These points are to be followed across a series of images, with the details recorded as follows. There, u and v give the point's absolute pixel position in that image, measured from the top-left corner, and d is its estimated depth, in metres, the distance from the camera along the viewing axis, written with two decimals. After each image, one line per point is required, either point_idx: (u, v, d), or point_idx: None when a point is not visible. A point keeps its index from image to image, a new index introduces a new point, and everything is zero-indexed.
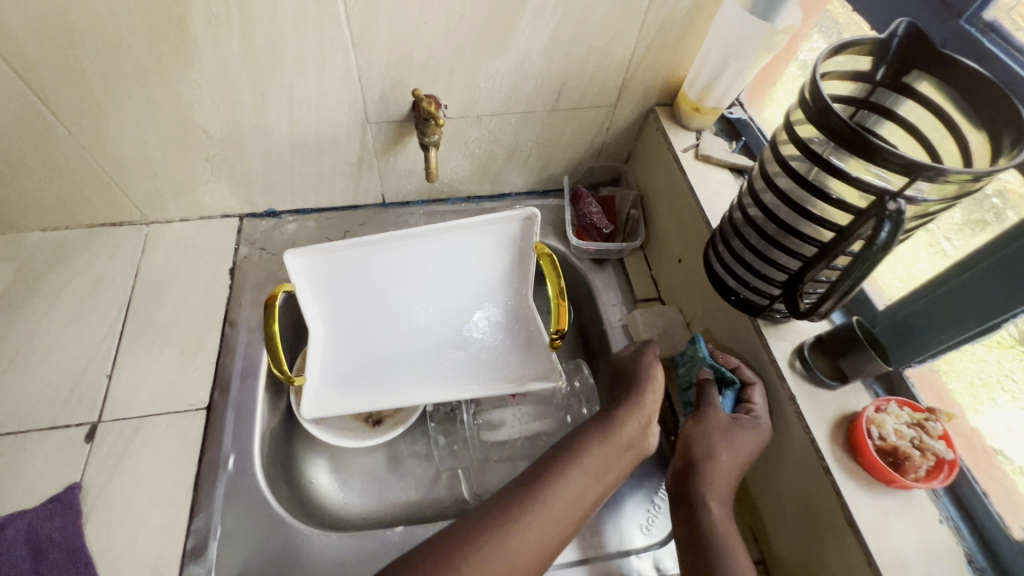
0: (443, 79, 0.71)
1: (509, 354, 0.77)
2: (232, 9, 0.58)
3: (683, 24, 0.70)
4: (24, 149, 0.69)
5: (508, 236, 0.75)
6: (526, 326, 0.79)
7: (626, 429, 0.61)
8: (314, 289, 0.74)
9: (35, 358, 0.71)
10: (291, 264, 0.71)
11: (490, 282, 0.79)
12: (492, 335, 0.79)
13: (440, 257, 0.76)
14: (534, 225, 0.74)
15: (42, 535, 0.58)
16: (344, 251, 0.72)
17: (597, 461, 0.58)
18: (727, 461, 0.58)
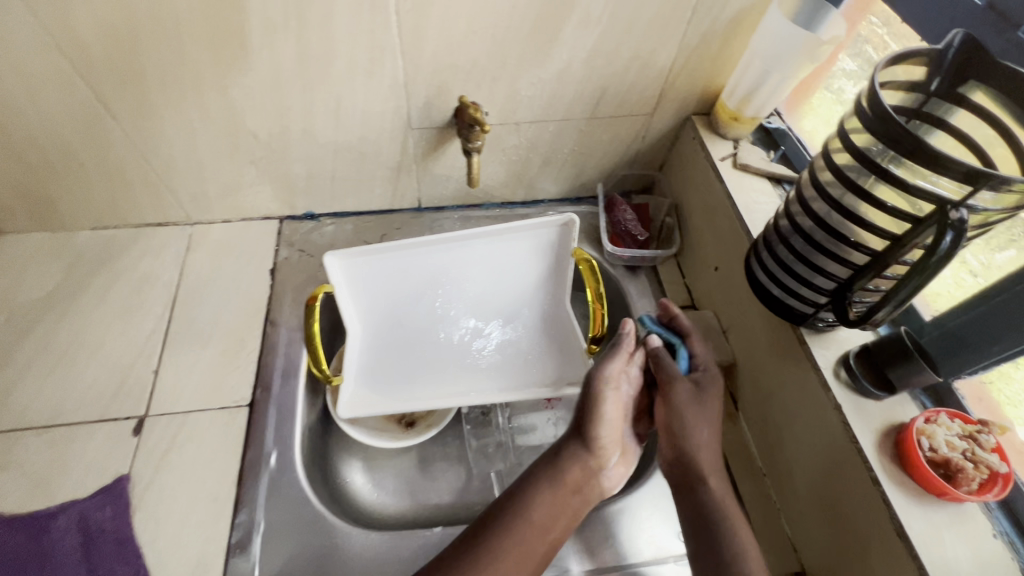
0: (487, 87, 0.72)
1: (543, 360, 0.77)
2: (289, 18, 0.60)
3: (725, 34, 0.71)
4: (82, 151, 0.71)
5: (546, 241, 0.78)
6: (561, 332, 0.79)
7: (571, 467, 0.62)
8: (353, 290, 0.76)
9: (85, 353, 0.73)
10: (331, 266, 0.73)
11: (525, 287, 0.80)
12: (526, 340, 0.79)
13: (476, 262, 0.78)
14: (571, 231, 0.76)
15: (94, 524, 0.60)
16: (384, 251, 0.75)
17: (545, 511, 0.59)
18: (704, 437, 0.59)
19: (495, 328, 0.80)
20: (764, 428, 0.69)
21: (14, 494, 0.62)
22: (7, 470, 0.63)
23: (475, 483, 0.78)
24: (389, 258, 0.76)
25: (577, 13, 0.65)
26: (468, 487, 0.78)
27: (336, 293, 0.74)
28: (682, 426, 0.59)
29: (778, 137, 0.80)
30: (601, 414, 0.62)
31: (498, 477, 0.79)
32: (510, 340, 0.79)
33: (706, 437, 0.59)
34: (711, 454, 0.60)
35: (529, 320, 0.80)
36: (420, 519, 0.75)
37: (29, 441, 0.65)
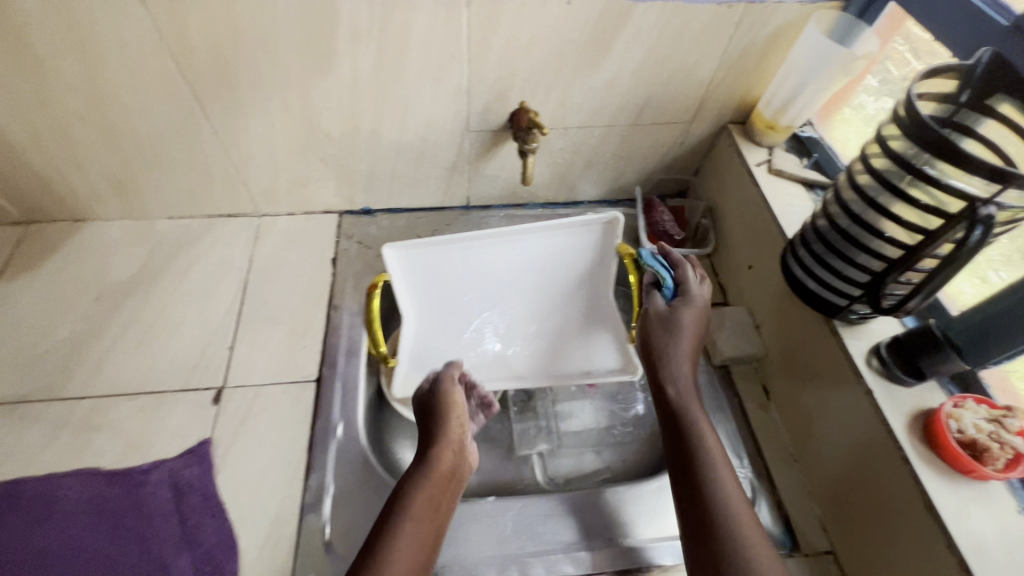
0: (541, 94, 0.78)
1: (584, 347, 0.83)
2: (373, 29, 0.66)
3: (765, 49, 0.76)
4: (173, 145, 0.78)
5: (591, 238, 0.81)
6: (598, 318, 0.85)
7: (443, 457, 0.62)
8: (408, 281, 0.81)
9: (167, 329, 0.80)
10: (389, 257, 0.79)
11: (570, 280, 0.85)
12: (568, 328, 0.85)
13: (522, 254, 0.83)
14: (615, 228, 0.80)
15: (183, 480, 0.66)
16: (437, 246, 0.80)
17: (427, 501, 0.58)
18: (674, 354, 0.64)
19: (539, 316, 0.85)
20: (799, 417, 0.73)
21: (110, 452, 0.68)
22: (103, 430, 0.70)
23: (518, 462, 0.84)
24: (441, 252, 0.81)
25: (629, 28, 0.71)
26: (512, 466, 0.83)
27: (393, 284, 0.80)
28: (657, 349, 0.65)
29: (811, 145, 0.85)
30: (450, 413, 0.65)
31: (541, 457, 0.84)
32: (552, 331, 0.85)
33: (678, 352, 0.64)
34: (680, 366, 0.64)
35: (570, 310, 0.85)
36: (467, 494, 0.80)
37: (121, 406, 0.72)
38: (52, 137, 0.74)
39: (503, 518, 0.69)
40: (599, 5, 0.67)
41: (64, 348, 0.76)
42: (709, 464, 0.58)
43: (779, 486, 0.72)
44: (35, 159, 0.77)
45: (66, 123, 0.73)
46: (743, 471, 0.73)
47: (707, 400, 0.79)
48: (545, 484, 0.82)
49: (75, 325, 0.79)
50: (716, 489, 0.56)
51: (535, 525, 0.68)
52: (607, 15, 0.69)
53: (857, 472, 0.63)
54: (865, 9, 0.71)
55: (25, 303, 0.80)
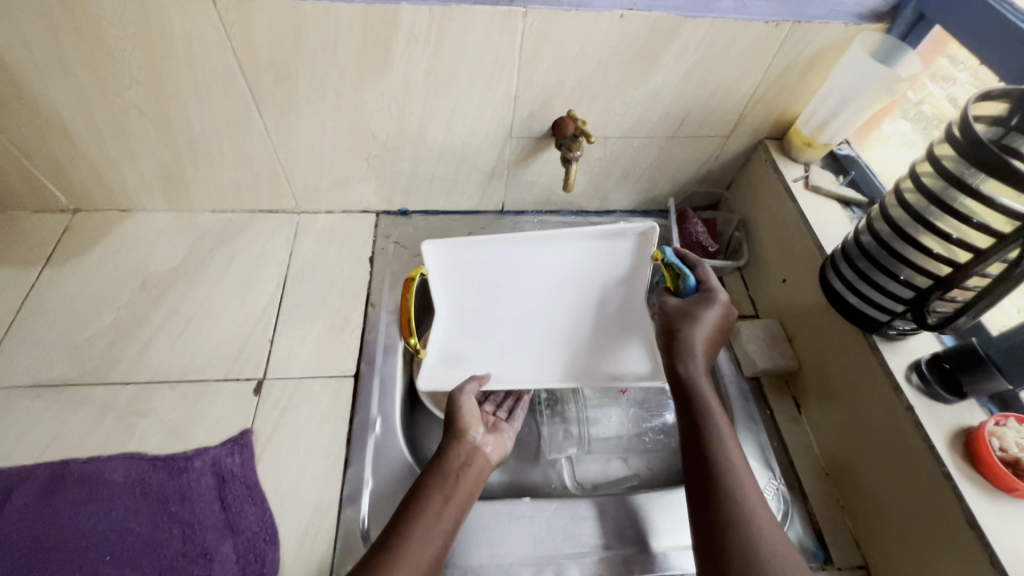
0: (586, 103, 0.80)
1: (618, 355, 0.79)
2: (430, 35, 0.68)
3: (807, 67, 0.78)
4: (225, 141, 0.80)
5: (626, 248, 0.80)
6: (634, 327, 0.80)
7: (457, 450, 0.66)
8: (442, 276, 0.83)
9: (209, 320, 0.81)
10: (428, 251, 0.81)
11: (605, 288, 0.82)
12: (601, 336, 0.81)
13: (554, 260, 0.83)
14: (649, 241, 0.78)
15: (226, 468, 0.68)
16: (474, 242, 0.82)
17: (441, 488, 0.61)
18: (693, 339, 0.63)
19: (572, 323, 0.82)
20: (832, 430, 0.74)
21: (154, 438, 0.69)
22: (147, 416, 0.71)
23: (547, 465, 0.84)
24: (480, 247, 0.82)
25: (678, 42, 0.72)
26: (541, 469, 0.84)
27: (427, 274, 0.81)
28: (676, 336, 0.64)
29: (847, 163, 0.87)
30: (465, 411, 0.69)
31: (569, 461, 0.85)
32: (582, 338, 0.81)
33: (698, 340, 0.63)
34: (697, 351, 0.62)
35: (604, 319, 0.82)
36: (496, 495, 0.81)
37: (165, 393, 0.73)
38: (109, 128, 0.76)
39: (539, 519, 0.69)
40: (650, 20, 0.69)
41: (109, 335, 0.78)
42: (718, 444, 0.56)
43: (811, 499, 0.72)
44: (90, 149, 0.79)
45: (124, 115, 0.75)
46: (775, 482, 0.73)
47: (739, 411, 0.79)
48: (573, 489, 0.83)
49: (120, 312, 0.80)
50: (725, 465, 0.54)
51: (570, 528, 0.69)
52: (658, 29, 0.70)
53: (894, 487, 0.63)
54: (908, 31, 0.74)
55: (72, 289, 0.82)
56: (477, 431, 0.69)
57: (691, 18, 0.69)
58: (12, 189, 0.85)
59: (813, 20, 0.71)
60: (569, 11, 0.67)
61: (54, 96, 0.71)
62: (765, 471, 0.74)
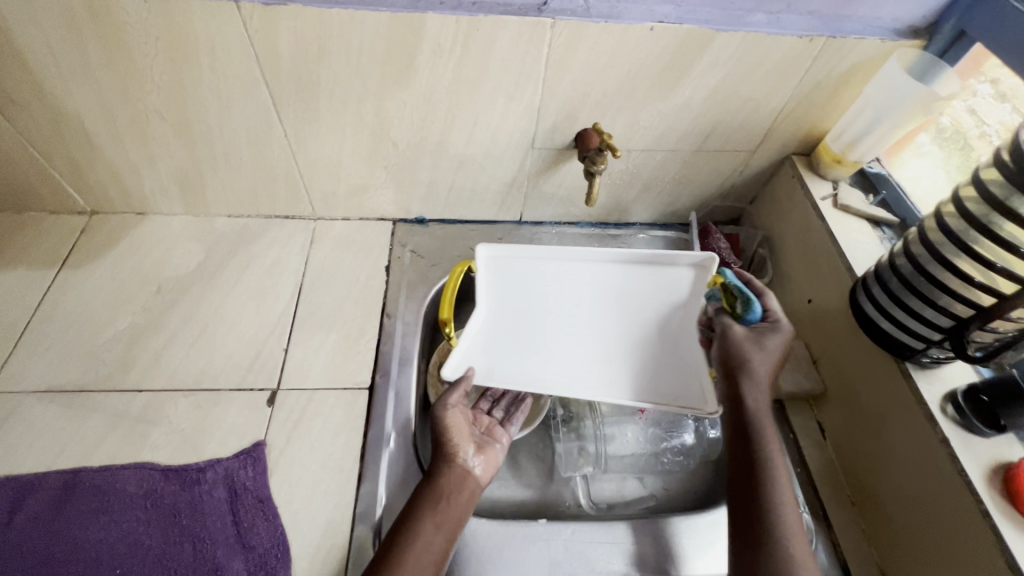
0: (611, 115, 0.78)
1: (665, 385, 0.71)
2: (456, 44, 0.67)
3: (840, 83, 0.76)
4: (244, 147, 0.79)
5: (680, 278, 0.75)
6: (686, 358, 0.73)
7: (449, 472, 0.64)
8: (493, 278, 0.80)
9: (223, 327, 0.80)
10: (480, 253, 0.79)
11: (654, 316, 0.76)
12: (648, 362, 0.74)
13: (602, 283, 0.78)
14: (706, 272, 0.73)
15: (238, 481, 0.67)
16: (525, 252, 0.79)
17: (432, 519, 0.60)
18: (758, 372, 0.63)
19: (614, 346, 0.75)
20: (859, 457, 0.71)
21: (166, 447, 0.68)
22: (160, 425, 0.70)
23: (562, 483, 0.83)
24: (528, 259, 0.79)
25: (708, 55, 0.70)
26: (556, 487, 0.82)
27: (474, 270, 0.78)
28: (741, 366, 0.63)
29: (878, 182, 0.85)
30: (453, 431, 0.66)
31: (585, 479, 0.83)
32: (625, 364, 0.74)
33: (761, 373, 0.63)
34: (760, 385, 0.63)
35: (651, 345, 0.75)
36: (509, 513, 0.80)
37: (178, 401, 0.72)
38: (129, 132, 0.76)
39: (555, 541, 0.68)
40: (681, 33, 0.67)
41: (123, 340, 0.77)
42: (773, 484, 0.57)
43: (835, 526, 0.70)
44: (109, 151, 0.79)
45: (145, 118, 0.74)
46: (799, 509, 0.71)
47: None
48: (587, 509, 0.81)
49: (134, 317, 0.79)
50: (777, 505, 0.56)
51: (587, 551, 0.68)
52: (688, 43, 0.69)
53: (923, 520, 0.61)
54: (947, 47, 0.71)
55: (87, 292, 0.81)
56: (467, 453, 0.66)
57: (723, 31, 0.68)
58: (30, 190, 0.84)
59: (848, 35, 0.70)
60: (598, 23, 0.66)
61: (76, 98, 0.71)
62: None
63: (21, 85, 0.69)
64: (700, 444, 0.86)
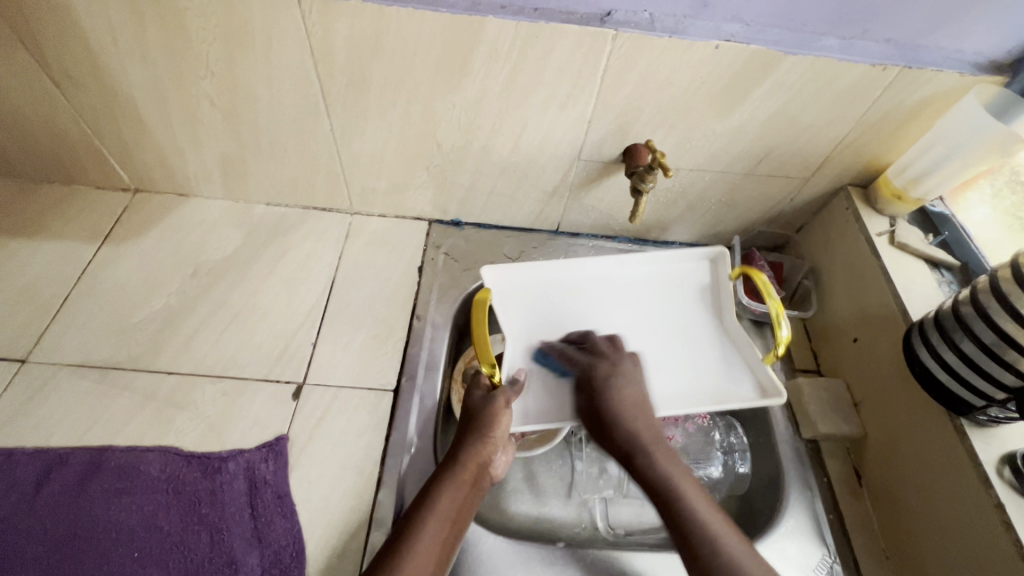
0: (663, 132, 0.76)
1: (723, 380, 0.71)
2: (513, 50, 0.65)
3: (909, 115, 0.72)
4: (289, 137, 0.79)
5: (698, 274, 0.78)
6: (733, 352, 0.73)
7: (469, 461, 0.63)
8: (508, 303, 0.76)
9: (255, 316, 0.80)
10: (488, 280, 0.76)
11: (691, 314, 0.77)
12: (699, 357, 0.73)
13: (638, 284, 0.79)
14: (718, 266, 0.77)
15: (259, 475, 0.66)
16: (537, 269, 0.78)
17: (449, 503, 0.61)
18: (627, 401, 0.64)
19: (665, 346, 0.75)
20: (897, 510, 0.68)
21: (191, 433, 0.68)
22: (186, 410, 0.70)
23: (580, 504, 0.81)
24: (537, 273, 0.78)
25: (772, 78, 0.68)
26: (573, 506, 0.81)
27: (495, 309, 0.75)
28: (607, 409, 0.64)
29: (939, 223, 0.81)
30: (495, 428, 0.64)
31: (603, 501, 0.82)
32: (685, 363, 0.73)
33: (631, 405, 0.64)
34: (641, 414, 0.64)
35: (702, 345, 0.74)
36: (524, 529, 0.78)
37: (205, 387, 0.72)
38: (178, 115, 0.76)
39: (571, 567, 0.67)
40: (747, 53, 0.65)
41: (157, 321, 0.77)
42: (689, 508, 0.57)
43: None
44: (157, 132, 0.79)
45: (195, 103, 0.74)
46: (829, 559, 0.68)
47: (793, 476, 0.74)
48: (604, 533, 0.79)
49: (169, 299, 0.80)
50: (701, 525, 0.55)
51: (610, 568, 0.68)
52: (753, 64, 0.66)
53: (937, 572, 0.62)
54: None
55: (126, 269, 0.82)
56: (497, 451, 0.65)
57: (793, 54, 0.65)
58: (78, 164, 0.85)
59: (924, 66, 0.66)
60: (661, 37, 0.63)
61: (130, 78, 0.71)
62: (818, 546, 0.69)
63: (80, 61, 0.69)
64: (727, 478, 0.81)
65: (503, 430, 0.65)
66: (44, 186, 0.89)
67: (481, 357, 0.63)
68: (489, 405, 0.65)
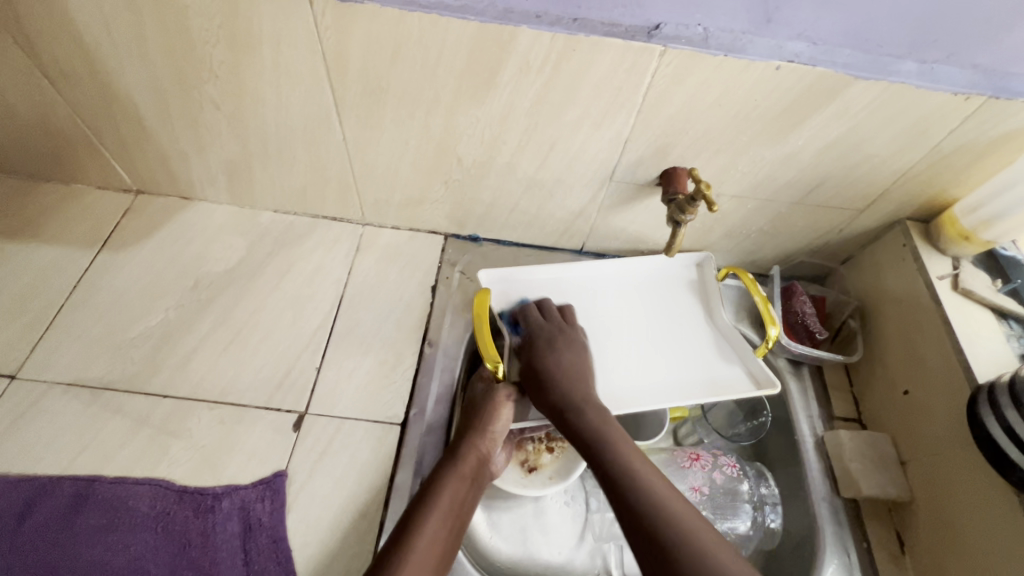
0: (706, 156, 0.69)
1: (718, 371, 0.73)
2: (547, 63, 0.59)
3: (988, 149, 0.64)
4: (298, 145, 0.73)
5: (686, 280, 0.81)
6: (726, 346, 0.76)
7: (470, 455, 0.64)
8: (507, 304, 0.78)
9: (258, 335, 0.75)
10: (485, 281, 0.79)
11: (682, 317, 0.79)
12: (694, 352, 0.75)
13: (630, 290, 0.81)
14: (705, 270, 0.81)
15: (254, 515, 0.62)
16: (533, 272, 0.80)
17: (451, 497, 0.60)
18: (566, 367, 0.67)
19: (664, 339, 0.77)
20: None
21: (185, 465, 0.64)
22: (181, 438, 0.66)
23: (594, 550, 0.76)
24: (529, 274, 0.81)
25: (837, 104, 0.60)
26: (586, 552, 0.76)
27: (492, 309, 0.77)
28: (547, 374, 0.66)
29: (1009, 267, 0.73)
30: (494, 422, 0.66)
31: (618, 548, 0.77)
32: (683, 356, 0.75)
33: (567, 369, 0.67)
34: (575, 380, 0.66)
35: (696, 341, 0.77)
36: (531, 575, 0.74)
37: (201, 413, 0.68)
38: (181, 118, 0.71)
39: None
40: (812, 76, 0.57)
41: (154, 338, 0.73)
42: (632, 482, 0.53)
43: None
44: (159, 135, 0.74)
45: (198, 107, 0.69)
46: None
47: (829, 538, 0.68)
48: None
49: (167, 314, 0.75)
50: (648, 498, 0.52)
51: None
52: (816, 88, 0.58)
53: None
54: None
55: (125, 279, 0.78)
56: (496, 448, 0.67)
57: (864, 79, 0.57)
58: (76, 164, 0.81)
59: (1014, 97, 0.58)
60: (716, 56, 0.56)
61: (130, 78, 0.66)
62: None
63: (75, 59, 0.64)
64: (756, 534, 0.74)
65: (503, 424, 0.67)
66: (43, 184, 0.84)
67: (487, 355, 0.67)
68: (489, 397, 0.68)
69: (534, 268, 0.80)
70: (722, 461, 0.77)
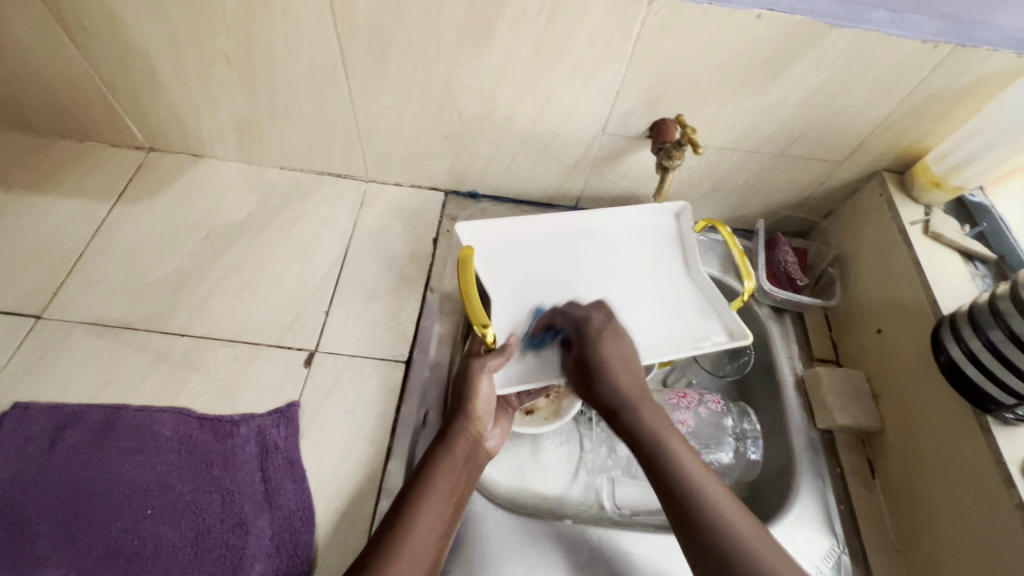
0: (694, 106, 0.72)
1: (695, 326, 0.76)
2: (543, 13, 0.62)
3: (957, 98, 0.68)
4: (306, 99, 0.77)
5: (666, 231, 0.83)
6: (705, 300, 0.78)
7: (461, 435, 0.64)
8: (489, 259, 0.79)
9: (268, 281, 0.79)
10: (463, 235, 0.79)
11: (663, 272, 0.81)
12: (673, 308, 0.78)
13: (614, 243, 0.83)
14: (682, 221, 0.83)
15: (270, 440, 0.67)
16: (509, 225, 0.81)
17: (446, 482, 0.61)
18: (616, 362, 0.63)
19: (650, 295, 0.79)
20: (912, 502, 0.68)
21: (204, 396, 0.69)
22: (199, 371, 0.70)
23: (587, 484, 0.81)
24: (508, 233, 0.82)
25: (815, 53, 0.64)
26: (580, 486, 0.81)
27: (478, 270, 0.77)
28: (601, 368, 0.62)
29: (977, 213, 0.78)
30: (475, 397, 0.64)
31: (610, 481, 0.82)
32: (669, 310, 0.78)
33: (619, 364, 0.63)
34: (624, 370, 0.63)
35: (676, 293, 0.79)
36: (530, 505, 0.78)
37: (218, 350, 0.72)
38: (193, 72, 0.74)
39: (581, 543, 0.69)
40: (791, 24, 0.61)
41: (170, 283, 0.77)
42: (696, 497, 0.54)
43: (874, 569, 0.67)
44: (172, 90, 0.77)
45: (210, 60, 0.72)
46: (837, 550, 0.67)
47: (805, 465, 0.73)
48: (610, 511, 0.80)
49: (182, 261, 0.79)
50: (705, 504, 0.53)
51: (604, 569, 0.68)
52: (795, 36, 0.62)
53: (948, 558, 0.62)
54: None
55: (140, 230, 0.82)
56: (486, 424, 0.65)
57: (839, 27, 0.61)
58: (91, 121, 0.84)
59: (979, 45, 0.62)
60: (700, 5, 0.60)
61: (144, 32, 0.69)
62: (826, 533, 0.68)
63: (94, 12, 0.67)
64: (739, 464, 0.78)
65: (483, 400, 0.65)
66: (58, 141, 0.88)
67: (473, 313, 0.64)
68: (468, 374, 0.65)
69: (510, 219, 0.81)
70: (707, 398, 0.79)
